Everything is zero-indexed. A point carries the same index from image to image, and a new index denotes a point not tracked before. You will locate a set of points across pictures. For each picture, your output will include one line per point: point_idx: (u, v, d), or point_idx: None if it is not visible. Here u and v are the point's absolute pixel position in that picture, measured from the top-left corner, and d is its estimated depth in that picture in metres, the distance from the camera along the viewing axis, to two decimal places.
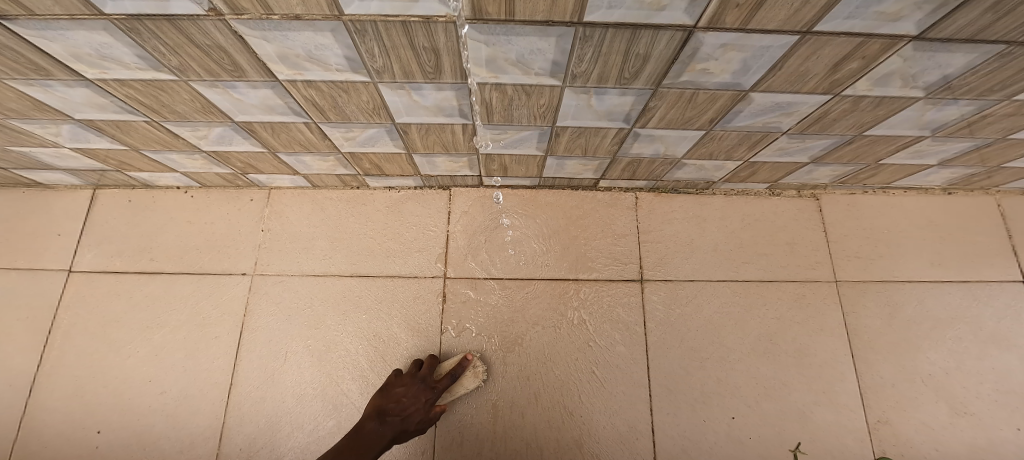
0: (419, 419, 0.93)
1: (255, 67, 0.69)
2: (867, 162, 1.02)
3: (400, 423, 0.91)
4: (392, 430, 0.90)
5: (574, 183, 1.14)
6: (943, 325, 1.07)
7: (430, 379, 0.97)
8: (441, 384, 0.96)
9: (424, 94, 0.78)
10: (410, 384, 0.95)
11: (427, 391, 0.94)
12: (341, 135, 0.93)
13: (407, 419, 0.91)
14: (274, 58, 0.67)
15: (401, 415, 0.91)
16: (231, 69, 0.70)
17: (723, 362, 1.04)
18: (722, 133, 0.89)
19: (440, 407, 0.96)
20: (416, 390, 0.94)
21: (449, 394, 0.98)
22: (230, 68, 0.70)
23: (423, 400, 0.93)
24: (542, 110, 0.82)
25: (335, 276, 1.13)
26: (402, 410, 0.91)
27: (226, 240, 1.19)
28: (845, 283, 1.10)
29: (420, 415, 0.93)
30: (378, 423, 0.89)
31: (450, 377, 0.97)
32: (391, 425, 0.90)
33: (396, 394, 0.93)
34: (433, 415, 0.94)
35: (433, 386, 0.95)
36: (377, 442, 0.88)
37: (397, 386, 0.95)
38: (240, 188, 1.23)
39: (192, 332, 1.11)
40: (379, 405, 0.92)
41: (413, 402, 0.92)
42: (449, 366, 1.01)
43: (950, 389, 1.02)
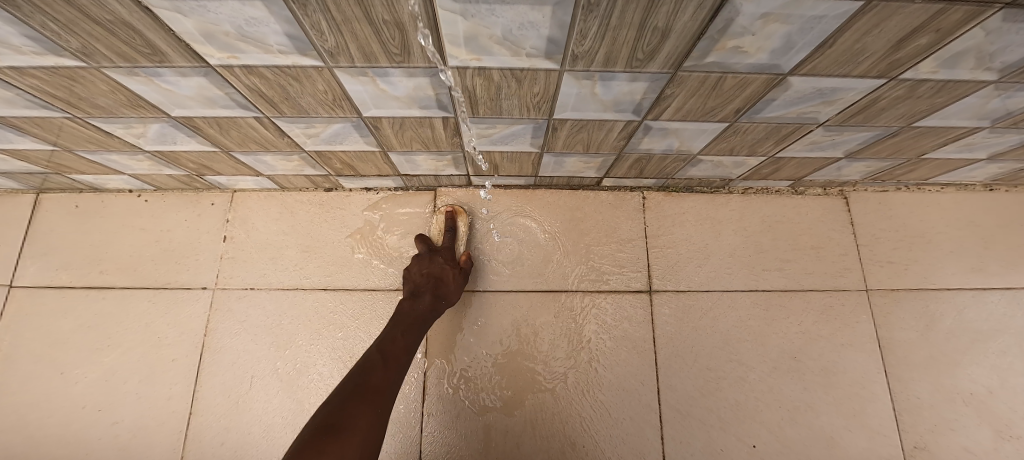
0: (455, 277, 0.93)
1: (178, 50, 0.56)
2: (908, 156, 0.89)
3: (440, 286, 0.91)
4: (432, 294, 0.89)
5: (574, 182, 1.02)
6: (985, 338, 0.96)
7: (437, 246, 0.98)
8: (450, 241, 0.99)
9: (392, 82, 0.64)
10: (422, 259, 0.94)
11: (444, 251, 0.96)
12: (301, 131, 0.79)
13: (442, 282, 0.91)
14: (198, 38, 0.53)
15: (432, 282, 0.91)
16: (149, 52, 0.57)
17: (742, 383, 0.93)
18: (748, 125, 0.76)
19: (462, 254, 0.99)
20: (428, 260, 0.94)
21: (460, 242, 1.01)
22: (148, 51, 0.56)
23: (443, 260, 0.95)
24: (536, 99, 0.68)
25: (306, 289, 1.01)
26: (429, 278, 0.92)
27: (185, 250, 1.06)
28: (877, 293, 0.99)
29: (452, 269, 0.93)
30: (415, 300, 0.89)
31: (448, 233, 0.99)
32: (428, 291, 0.90)
33: (416, 273, 0.93)
34: (463, 266, 0.96)
35: (446, 244, 0.97)
36: (416, 314, 0.87)
37: (413, 269, 0.94)
38: (200, 191, 1.09)
39: (148, 353, 0.99)
40: (410, 289, 0.91)
41: (437, 266, 0.93)
42: (437, 225, 1.03)
43: (994, 409, 0.91)
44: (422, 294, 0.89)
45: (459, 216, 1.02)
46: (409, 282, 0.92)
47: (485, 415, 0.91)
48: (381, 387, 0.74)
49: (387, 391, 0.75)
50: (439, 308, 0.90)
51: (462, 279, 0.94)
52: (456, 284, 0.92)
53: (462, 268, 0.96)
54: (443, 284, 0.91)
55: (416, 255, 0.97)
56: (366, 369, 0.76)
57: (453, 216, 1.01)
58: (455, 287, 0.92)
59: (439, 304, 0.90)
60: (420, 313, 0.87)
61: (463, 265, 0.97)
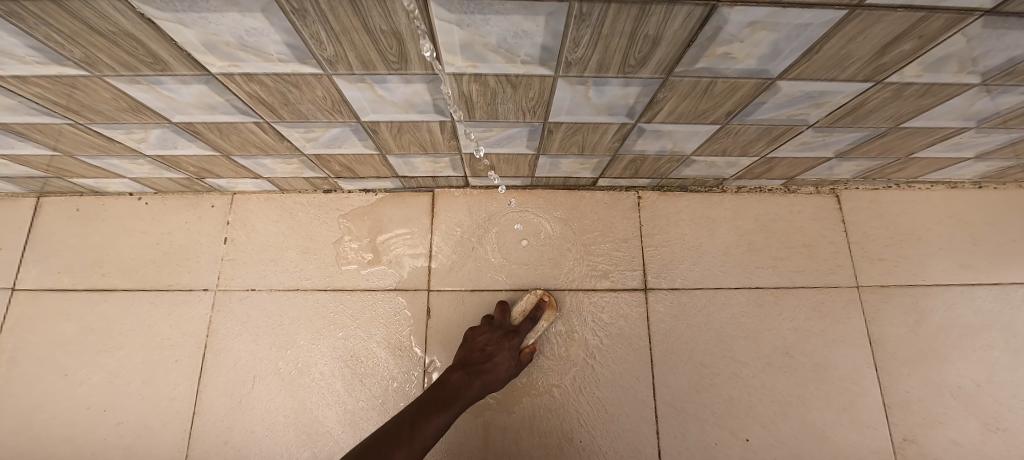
0: (507, 368, 0.87)
1: (179, 59, 0.57)
2: (897, 156, 0.91)
3: (488, 371, 0.83)
4: (481, 379, 0.82)
5: (570, 183, 1.03)
6: (973, 333, 0.98)
7: (510, 325, 0.93)
8: (525, 329, 0.92)
9: (390, 88, 0.66)
10: (491, 332, 0.90)
11: (512, 336, 0.90)
12: (301, 135, 0.81)
13: (495, 368, 0.85)
14: (200, 48, 0.54)
15: (484, 362, 0.84)
16: (151, 61, 0.58)
17: (735, 379, 0.95)
18: (740, 127, 0.78)
19: (529, 348, 0.93)
20: (498, 339, 0.89)
21: (531, 335, 0.94)
22: (149, 60, 0.57)
23: (509, 346, 0.88)
24: (531, 104, 0.70)
25: (307, 291, 1.02)
26: (488, 355, 0.86)
27: (186, 252, 1.07)
28: (868, 289, 1.01)
29: (506, 351, 0.87)
30: (462, 373, 0.81)
31: (530, 321, 0.93)
32: (478, 374, 0.82)
33: (478, 344, 0.88)
34: (521, 360, 0.90)
35: (515, 331, 0.91)
36: (463, 391, 0.79)
37: (477, 336, 0.90)
38: (200, 193, 1.10)
39: (152, 355, 1.01)
40: (463, 358, 0.85)
41: (497, 348, 0.87)
42: (524, 305, 0.96)
43: (980, 402, 0.94)
44: (471, 376, 0.81)
45: (547, 309, 0.96)
46: (467, 350, 0.87)
47: (484, 412, 0.93)
48: (425, 436, 0.70)
49: (428, 441, 0.70)
50: (481, 393, 0.83)
51: (514, 373, 0.88)
52: (506, 375, 0.86)
53: (520, 364, 0.90)
54: (493, 368, 0.85)
55: (482, 325, 0.92)
56: (418, 414, 0.72)
57: (545, 307, 0.96)
58: (502, 378, 0.86)
59: (484, 388, 0.82)
60: (466, 392, 0.79)
61: (524, 361, 0.91)
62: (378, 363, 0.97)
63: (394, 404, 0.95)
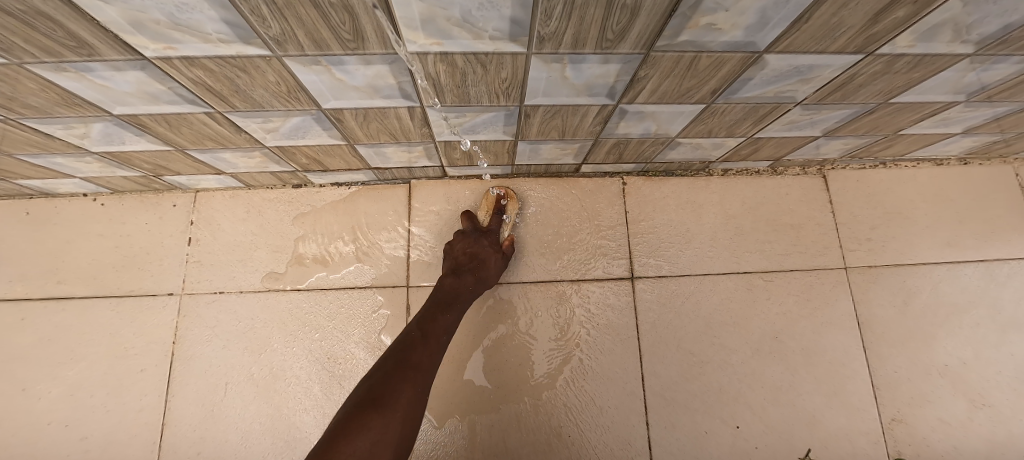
0: (496, 262, 0.91)
1: (105, 42, 0.51)
2: (885, 133, 0.89)
3: (480, 268, 0.88)
4: (472, 275, 0.86)
5: (552, 170, 0.99)
6: (961, 311, 0.98)
7: (480, 227, 0.95)
8: (495, 224, 0.96)
9: (349, 71, 0.60)
10: (467, 238, 0.92)
11: (486, 235, 0.93)
12: (259, 126, 0.75)
13: (485, 264, 0.89)
14: (126, 29, 0.48)
15: (474, 263, 0.88)
16: (75, 45, 0.51)
17: (725, 366, 0.93)
18: (725, 106, 0.74)
19: (507, 239, 0.96)
20: (473, 240, 0.92)
21: (505, 229, 0.98)
22: (73, 44, 0.51)
23: (487, 242, 0.92)
24: (504, 85, 0.65)
25: (279, 292, 0.97)
26: (472, 257, 0.89)
27: (147, 255, 1.00)
28: (856, 271, 0.99)
29: (495, 256, 0.91)
30: (454, 276, 0.85)
31: (496, 215, 0.96)
32: (469, 272, 0.87)
33: (459, 250, 0.90)
34: (505, 251, 0.93)
35: (487, 229, 0.94)
36: (460, 290, 0.84)
37: (455, 245, 0.92)
38: (160, 192, 1.03)
39: (116, 365, 0.95)
40: (450, 266, 0.89)
41: (480, 247, 0.90)
42: (485, 206, 0.99)
43: (967, 380, 0.94)
44: (461, 276, 0.85)
45: (510, 202, 0.98)
46: (450, 258, 0.90)
47: (469, 411, 0.90)
48: (437, 334, 0.77)
49: (441, 338, 0.77)
50: (478, 287, 0.87)
51: (502, 264, 0.92)
52: (496, 266, 0.90)
53: (505, 256, 0.94)
54: (483, 266, 0.88)
55: (456, 234, 0.94)
56: (425, 318, 0.78)
57: (506, 198, 0.99)
58: (495, 271, 0.90)
59: (478, 283, 0.87)
60: (462, 291, 0.84)
61: (507, 251, 0.94)
62: (357, 364, 0.93)
63: None
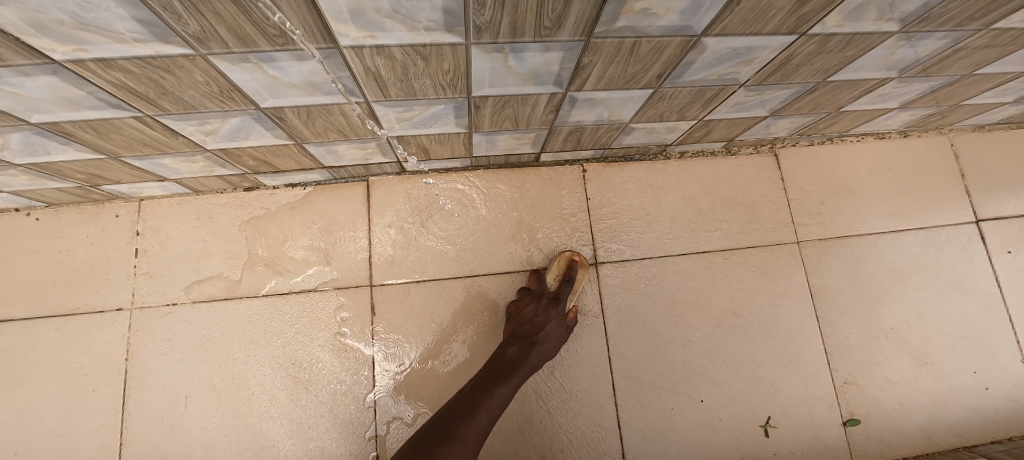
0: (559, 336, 0.87)
1: (6, 46, 0.46)
2: (828, 110, 0.92)
3: (542, 342, 0.85)
4: (535, 351, 0.84)
5: (512, 160, 0.98)
6: (904, 276, 1.04)
7: (549, 293, 0.92)
8: (565, 292, 0.92)
9: (282, 67, 0.58)
10: (537, 303, 0.89)
11: (556, 304, 0.89)
12: (195, 129, 0.72)
13: (547, 338, 0.86)
14: (29, 31, 0.44)
15: (535, 332, 0.86)
16: None
17: (688, 343, 0.96)
18: (672, 90, 0.76)
19: (574, 311, 0.92)
20: (542, 308, 0.88)
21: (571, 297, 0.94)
22: None
23: (556, 314, 0.88)
24: (448, 77, 0.64)
25: (237, 299, 0.94)
26: (539, 326, 0.87)
27: (91, 270, 0.95)
28: (808, 244, 1.03)
29: (560, 332, 0.87)
30: (517, 346, 0.84)
31: (566, 283, 0.92)
32: (531, 346, 0.84)
33: (526, 316, 0.88)
34: (570, 326, 0.90)
35: (557, 298, 0.90)
36: (522, 362, 0.82)
37: (523, 307, 0.89)
38: (100, 202, 0.97)
39: (65, 387, 0.90)
40: (513, 331, 0.87)
41: (548, 320, 0.87)
42: (556, 270, 0.95)
43: (910, 340, 1.01)
44: (524, 348, 0.83)
45: (579, 269, 0.95)
46: (517, 322, 0.88)
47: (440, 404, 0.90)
48: (490, 406, 0.75)
49: (494, 411, 0.75)
50: (539, 362, 0.84)
51: (564, 338, 0.89)
52: (558, 342, 0.87)
53: (569, 329, 0.90)
54: (545, 338, 0.86)
55: (525, 294, 0.91)
56: (481, 387, 0.77)
57: (577, 266, 0.94)
58: (556, 346, 0.87)
59: (538, 358, 0.84)
60: (523, 365, 0.81)
61: (571, 324, 0.90)
62: (323, 368, 0.91)
63: (344, 408, 0.90)
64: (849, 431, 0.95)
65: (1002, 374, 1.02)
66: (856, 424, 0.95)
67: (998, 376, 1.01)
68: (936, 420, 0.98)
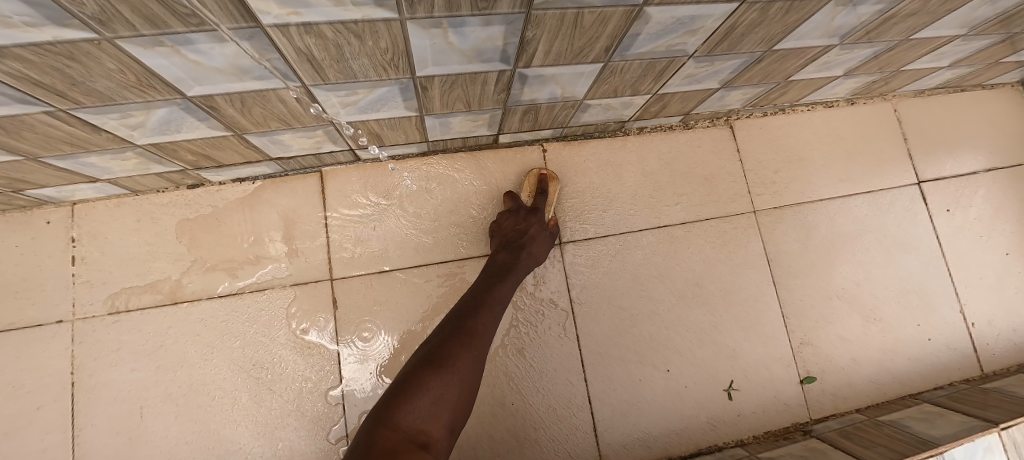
0: (545, 240, 0.90)
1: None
2: (777, 80, 0.94)
3: (529, 245, 0.87)
4: (525, 252, 0.86)
5: (470, 143, 0.96)
6: (854, 239, 1.09)
7: (526, 206, 0.94)
8: (540, 204, 0.95)
9: (203, 50, 0.54)
10: (515, 215, 0.91)
11: (534, 213, 0.92)
12: (118, 123, 0.66)
13: (533, 241, 0.88)
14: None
15: (523, 238, 0.88)
16: None
17: (653, 316, 0.98)
18: (622, 64, 0.75)
19: (552, 219, 0.96)
20: (523, 217, 0.91)
21: (548, 209, 0.97)
22: None
23: (535, 220, 0.91)
24: (388, 56, 0.62)
25: (189, 303, 0.90)
26: (521, 233, 0.89)
27: (22, 282, 0.88)
28: (765, 213, 1.07)
29: (541, 229, 0.91)
30: (507, 252, 0.85)
31: (541, 195, 0.95)
32: (521, 247, 0.86)
33: (507, 227, 0.90)
34: (552, 229, 0.93)
35: (536, 207, 0.93)
36: (515, 265, 0.84)
37: (502, 222, 0.91)
38: (27, 209, 0.89)
39: (3, 408, 0.84)
40: (501, 241, 0.89)
41: (529, 223, 0.90)
42: (526, 188, 0.98)
43: (861, 299, 1.06)
44: (514, 251, 0.85)
45: (551, 182, 0.98)
46: (500, 234, 0.90)
47: None
48: (495, 307, 0.76)
49: (496, 307, 0.76)
50: (529, 263, 0.86)
51: (550, 245, 0.92)
52: (545, 246, 0.90)
53: (552, 234, 0.93)
54: (531, 242, 0.88)
55: (503, 213, 0.92)
56: (481, 288, 0.78)
57: (547, 180, 0.98)
58: (543, 250, 0.90)
59: (529, 258, 0.86)
60: (517, 267, 0.84)
61: (553, 229, 0.94)
62: (286, 367, 0.89)
63: (312, 406, 0.88)
64: (806, 389, 1.00)
65: (943, 325, 1.09)
66: (813, 382, 1.00)
67: (940, 327, 1.08)
68: (885, 372, 1.04)
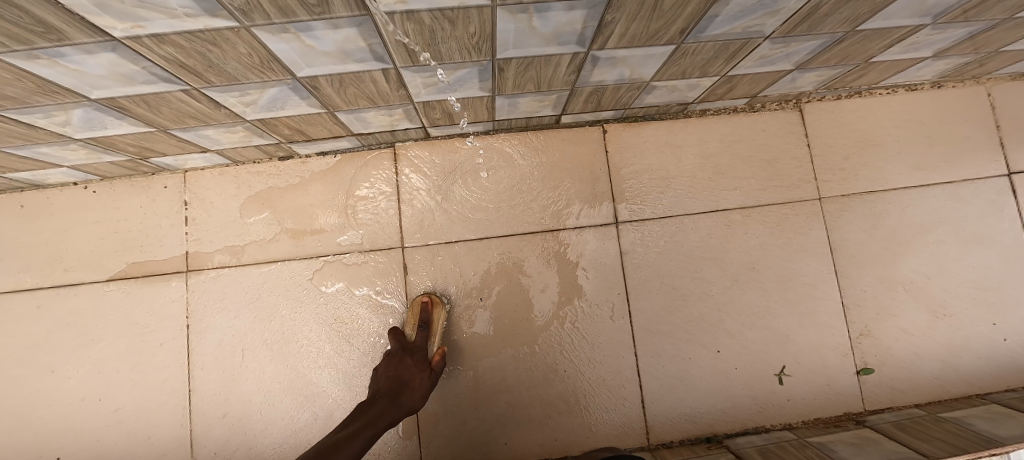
0: (422, 381, 0.85)
1: (74, 26, 0.48)
2: (856, 61, 0.89)
3: (401, 394, 0.82)
4: (393, 400, 0.81)
5: (532, 123, 1.00)
6: (926, 231, 1.04)
7: (406, 343, 0.91)
8: (422, 339, 0.92)
9: (318, 36, 0.60)
10: (390, 360, 0.87)
11: (409, 354, 0.88)
12: (237, 100, 0.76)
13: (408, 387, 0.83)
14: (95, 11, 0.46)
15: (396, 387, 0.83)
16: (45, 32, 0.48)
17: (706, 298, 1.00)
18: (696, 46, 0.74)
19: (438, 352, 0.91)
20: (397, 362, 0.87)
21: (433, 343, 0.94)
22: (42, 31, 0.48)
23: (411, 361, 0.87)
24: (474, 40, 0.65)
25: (280, 263, 1.01)
26: (395, 379, 0.84)
27: (146, 238, 1.03)
28: (830, 200, 1.04)
29: (421, 374, 0.85)
30: (380, 402, 0.80)
31: (422, 329, 0.93)
32: (391, 397, 0.81)
33: (381, 373, 0.85)
34: (433, 368, 0.88)
35: (412, 347, 0.89)
36: (378, 419, 0.77)
37: (378, 370, 0.87)
38: (149, 175, 1.03)
39: (133, 343, 1.00)
40: (373, 391, 0.83)
41: (404, 369, 0.85)
42: (411, 318, 0.95)
43: (929, 293, 1.02)
44: (383, 400, 0.80)
45: (436, 308, 0.95)
46: (375, 384, 0.85)
47: (471, 358, 0.98)
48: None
49: None
50: (397, 414, 0.80)
51: (432, 383, 0.87)
52: (422, 392, 0.84)
53: (434, 373, 0.88)
54: (407, 390, 0.83)
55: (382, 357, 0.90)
56: (332, 440, 0.71)
57: (429, 307, 0.95)
58: (420, 394, 0.84)
59: (400, 410, 0.81)
60: (378, 420, 0.77)
61: (437, 366, 0.89)
62: (361, 324, 0.99)
63: None
64: (862, 379, 0.99)
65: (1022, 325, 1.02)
66: (869, 373, 0.99)
67: (1018, 327, 1.02)
68: (949, 369, 1.01)
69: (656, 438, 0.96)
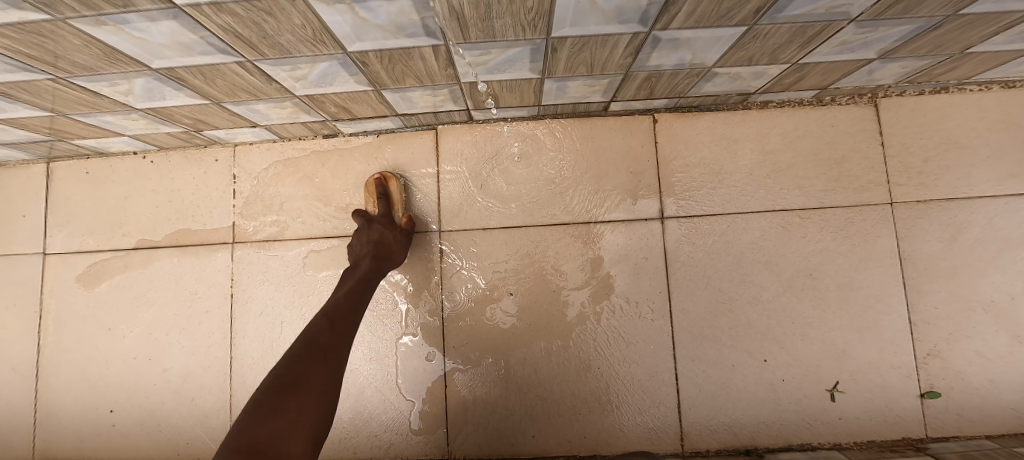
0: (396, 239, 0.94)
1: None
2: (950, 52, 0.79)
3: (381, 253, 0.91)
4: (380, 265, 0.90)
5: (580, 109, 0.96)
6: (1016, 245, 0.93)
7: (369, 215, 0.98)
8: (383, 206, 0.98)
9: (372, 8, 0.55)
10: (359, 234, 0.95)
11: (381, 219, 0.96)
12: (288, 74, 0.75)
13: (387, 247, 0.92)
14: None
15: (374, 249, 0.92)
16: None
17: (755, 302, 0.94)
18: (770, 29, 0.66)
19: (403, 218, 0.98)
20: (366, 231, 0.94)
21: (400, 210, 1.00)
22: None
23: (380, 224, 0.95)
24: (531, 18, 0.60)
25: (320, 239, 1.03)
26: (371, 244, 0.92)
27: (197, 208, 1.07)
28: (903, 206, 0.95)
29: (392, 233, 0.94)
30: (367, 262, 0.89)
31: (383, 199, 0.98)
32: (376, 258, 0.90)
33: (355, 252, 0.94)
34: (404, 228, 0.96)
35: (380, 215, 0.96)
36: (369, 278, 0.88)
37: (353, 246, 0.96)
38: (202, 148, 1.07)
39: (182, 308, 1.05)
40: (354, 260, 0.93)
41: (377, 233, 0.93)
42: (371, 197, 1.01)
43: (1013, 315, 0.92)
44: (370, 261, 0.89)
45: (390, 183, 1.00)
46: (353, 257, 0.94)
47: (503, 348, 0.96)
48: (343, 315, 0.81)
49: (349, 313, 0.82)
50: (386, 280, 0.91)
51: (407, 240, 0.96)
52: (400, 247, 0.93)
53: (405, 232, 0.96)
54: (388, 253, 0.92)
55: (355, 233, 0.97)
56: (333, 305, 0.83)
57: (383, 182, 1.00)
58: (398, 250, 0.93)
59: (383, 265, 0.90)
60: (368, 279, 0.88)
61: (406, 228, 0.96)
62: (396, 304, 0.99)
63: (416, 343, 0.98)
64: (926, 404, 0.90)
65: None
66: (936, 397, 0.90)
67: None
68: None
69: (691, 446, 0.91)
